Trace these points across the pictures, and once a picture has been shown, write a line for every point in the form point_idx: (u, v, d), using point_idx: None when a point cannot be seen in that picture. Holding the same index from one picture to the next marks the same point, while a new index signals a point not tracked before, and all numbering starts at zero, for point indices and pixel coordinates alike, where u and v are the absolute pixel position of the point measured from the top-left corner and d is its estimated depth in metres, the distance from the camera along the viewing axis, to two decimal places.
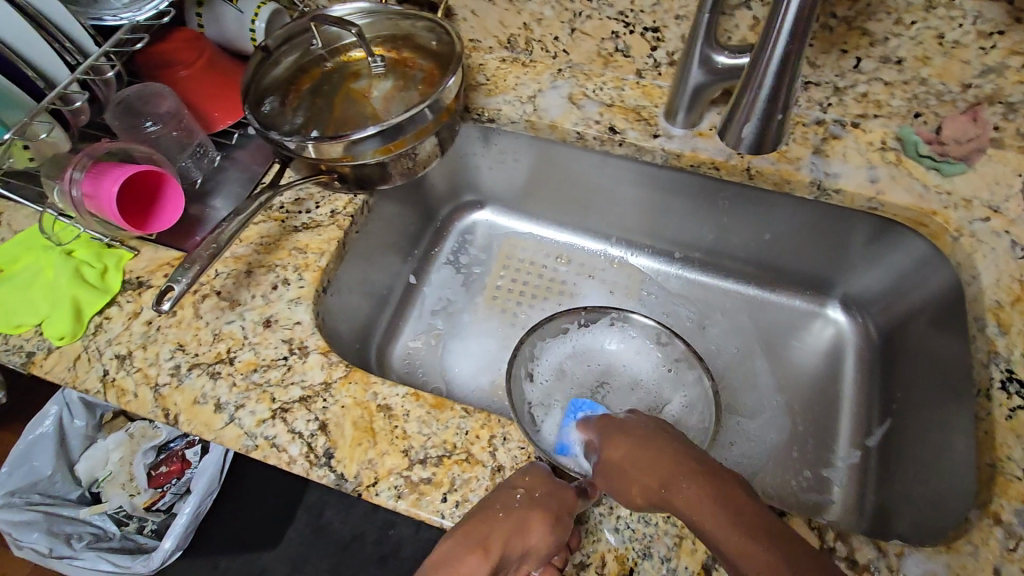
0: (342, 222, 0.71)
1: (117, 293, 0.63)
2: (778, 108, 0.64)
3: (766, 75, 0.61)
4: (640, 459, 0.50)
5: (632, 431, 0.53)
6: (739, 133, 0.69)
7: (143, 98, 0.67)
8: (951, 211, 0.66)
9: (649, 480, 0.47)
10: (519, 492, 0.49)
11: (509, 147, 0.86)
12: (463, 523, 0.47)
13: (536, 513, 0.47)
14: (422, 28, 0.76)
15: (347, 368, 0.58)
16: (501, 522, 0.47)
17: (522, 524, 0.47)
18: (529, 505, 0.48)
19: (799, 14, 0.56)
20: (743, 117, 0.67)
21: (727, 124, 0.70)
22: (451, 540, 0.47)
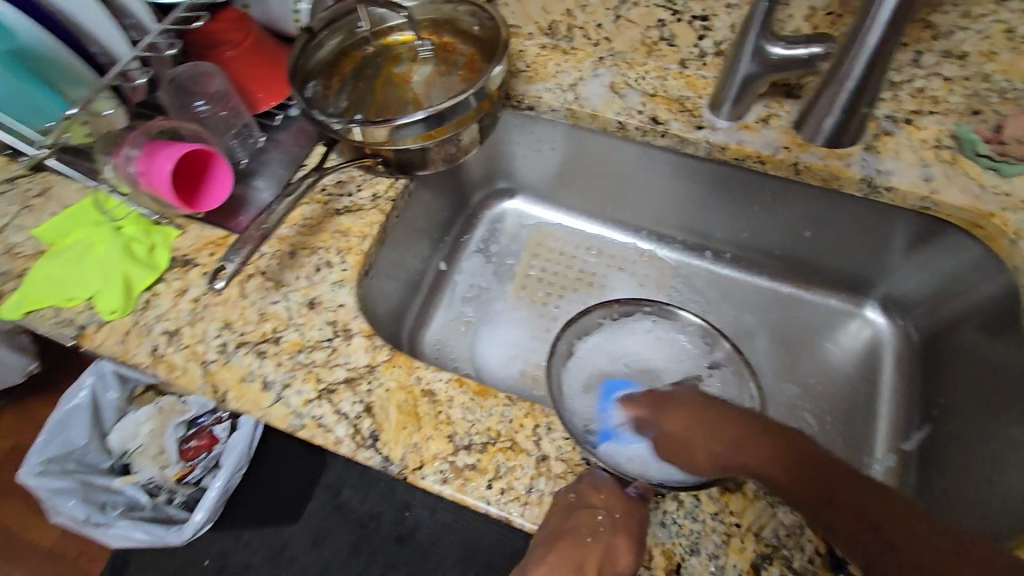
0: (383, 206, 0.70)
1: (165, 270, 0.64)
2: (864, 104, 0.63)
3: (855, 65, 0.60)
4: (701, 422, 0.53)
5: (685, 404, 0.56)
6: (821, 125, 0.67)
7: (194, 78, 0.67)
8: (1009, 213, 0.63)
9: (706, 441, 0.51)
10: (601, 514, 0.48)
11: (546, 136, 0.85)
12: (552, 549, 0.48)
13: (621, 539, 0.47)
14: (464, 12, 0.75)
15: (391, 352, 0.58)
16: (587, 548, 0.48)
17: (609, 551, 0.47)
18: (613, 529, 0.47)
19: (897, 9, 0.55)
20: (826, 112, 0.66)
21: (807, 116, 0.68)
22: (547, 569, 0.48)
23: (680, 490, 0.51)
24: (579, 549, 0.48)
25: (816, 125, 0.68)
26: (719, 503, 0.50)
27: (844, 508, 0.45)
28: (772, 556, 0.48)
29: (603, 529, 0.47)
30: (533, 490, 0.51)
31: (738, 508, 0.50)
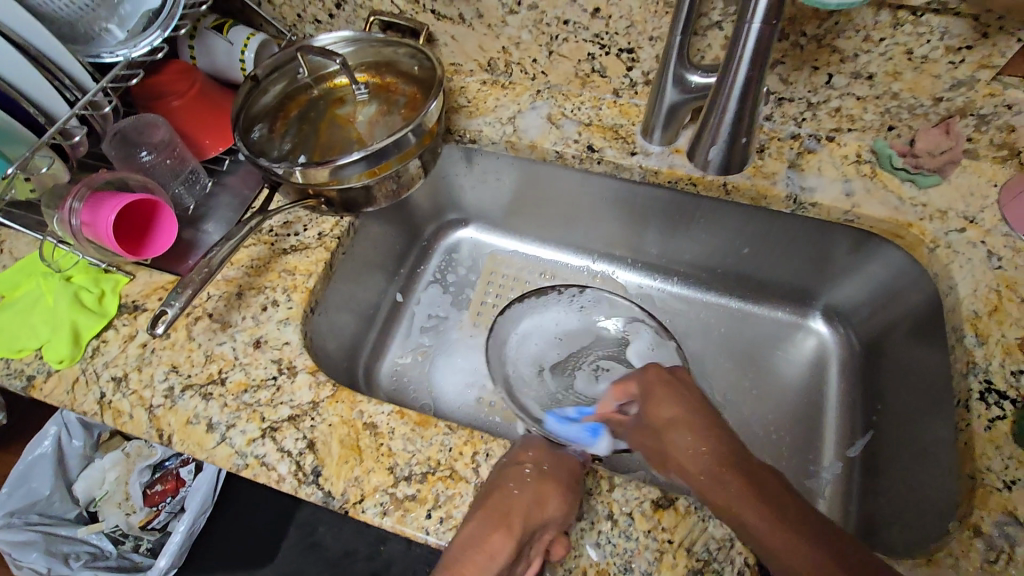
0: (329, 244, 0.72)
1: (113, 317, 0.65)
2: (742, 134, 0.66)
3: (728, 102, 0.62)
4: (685, 423, 0.56)
5: (681, 403, 0.58)
6: (710, 156, 0.70)
7: (138, 129, 0.68)
8: (926, 222, 0.66)
9: (691, 439, 0.55)
10: (528, 466, 0.54)
11: (492, 167, 0.88)
12: (481, 505, 0.50)
13: (548, 484, 0.52)
14: (404, 55, 0.78)
15: (334, 388, 0.60)
16: (514, 499, 0.50)
17: (536, 496, 0.50)
18: (540, 477, 0.52)
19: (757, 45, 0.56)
20: (710, 146, 0.69)
21: (694, 146, 0.71)
22: (475, 522, 0.49)
23: (615, 509, 0.52)
24: (507, 500, 0.50)
25: (705, 157, 0.71)
26: (652, 520, 0.51)
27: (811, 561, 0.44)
28: (702, 571, 0.49)
29: (531, 476, 0.53)
30: None
31: (670, 525, 0.51)
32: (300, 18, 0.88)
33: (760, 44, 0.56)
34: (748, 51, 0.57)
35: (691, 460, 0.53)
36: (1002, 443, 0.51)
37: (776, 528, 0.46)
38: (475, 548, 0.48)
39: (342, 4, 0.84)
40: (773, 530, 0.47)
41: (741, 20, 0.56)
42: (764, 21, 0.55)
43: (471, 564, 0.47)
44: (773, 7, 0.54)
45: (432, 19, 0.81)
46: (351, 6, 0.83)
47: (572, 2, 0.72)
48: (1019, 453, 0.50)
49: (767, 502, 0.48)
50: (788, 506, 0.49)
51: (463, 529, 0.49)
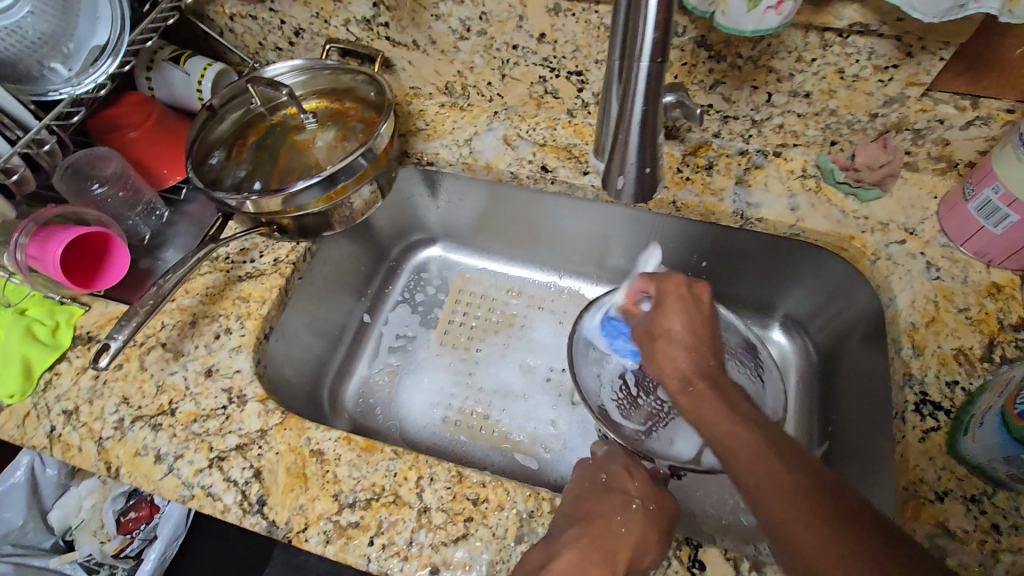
0: (284, 270, 0.73)
1: (67, 349, 0.66)
2: (651, 156, 0.47)
3: (630, 131, 0.46)
4: (674, 336, 0.62)
5: (682, 315, 0.63)
6: (621, 180, 0.49)
7: (92, 162, 0.69)
8: (868, 235, 0.67)
9: (684, 353, 0.61)
10: (635, 502, 0.53)
11: (455, 188, 0.90)
12: (586, 535, 0.48)
13: (653, 528, 0.51)
14: (362, 81, 0.79)
15: (282, 416, 0.60)
16: (621, 535, 0.49)
17: (641, 540, 0.49)
18: (646, 518, 0.51)
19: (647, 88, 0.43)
20: (620, 162, 0.48)
21: (610, 161, 0.47)
22: (580, 558, 0.46)
23: None
24: (610, 534, 0.49)
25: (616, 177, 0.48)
26: None
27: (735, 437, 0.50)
28: None
29: (637, 513, 0.51)
30: (412, 544, 0.52)
31: None
32: (261, 46, 0.89)
33: (652, 84, 0.43)
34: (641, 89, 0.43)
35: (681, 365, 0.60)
36: (934, 453, 0.53)
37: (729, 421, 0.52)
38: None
39: (300, 32, 0.84)
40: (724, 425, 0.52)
41: (626, 57, 0.42)
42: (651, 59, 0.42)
43: None
44: (660, 42, 0.41)
45: (387, 45, 0.82)
46: (310, 34, 0.84)
47: (519, 27, 0.73)
48: (950, 464, 0.52)
49: (729, 406, 0.53)
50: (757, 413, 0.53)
51: (562, 564, 0.46)
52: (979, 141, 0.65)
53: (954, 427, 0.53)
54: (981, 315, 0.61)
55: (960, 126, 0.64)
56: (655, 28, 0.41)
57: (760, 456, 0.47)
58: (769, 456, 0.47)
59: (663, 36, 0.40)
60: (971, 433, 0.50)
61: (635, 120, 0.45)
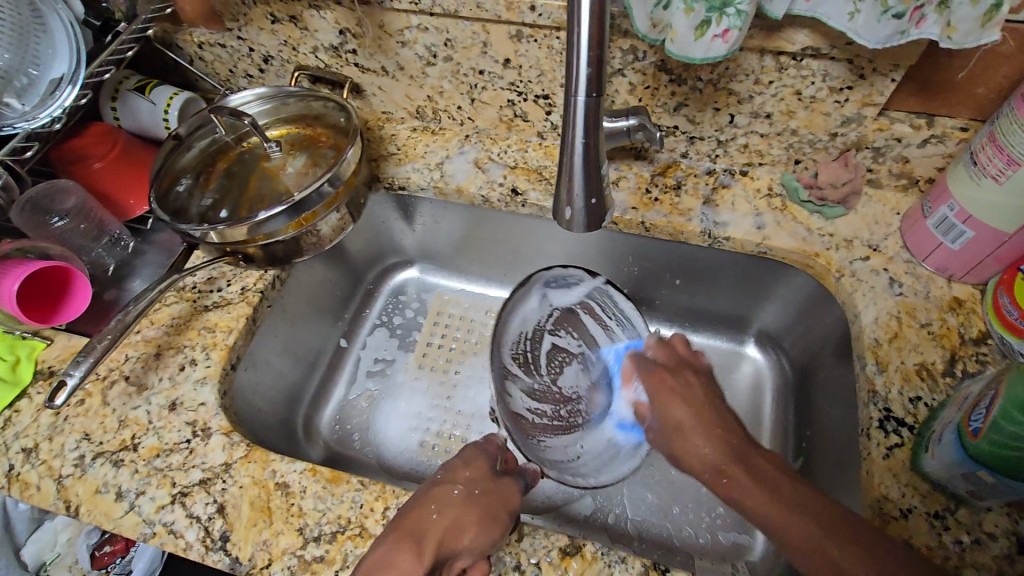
0: (252, 298, 0.72)
1: (27, 385, 0.65)
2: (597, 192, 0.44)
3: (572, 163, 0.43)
4: (687, 426, 0.59)
5: (686, 400, 0.61)
6: (568, 214, 0.46)
7: (50, 196, 0.67)
8: (833, 252, 0.68)
9: (705, 444, 0.57)
10: (458, 488, 0.56)
11: (429, 211, 0.91)
12: (396, 527, 0.51)
13: (468, 508, 0.53)
14: (332, 108, 0.79)
15: (247, 448, 0.59)
16: (431, 522, 0.52)
17: (454, 524, 0.52)
18: (466, 500, 0.54)
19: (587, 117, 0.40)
20: (566, 197, 0.45)
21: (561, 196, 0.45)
22: (385, 547, 0.49)
23: (523, 560, 0.53)
24: (422, 522, 0.51)
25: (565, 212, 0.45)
26: (559, 569, 0.52)
27: (806, 536, 0.47)
28: None
29: (458, 498, 0.55)
30: None
31: (577, 572, 0.52)
32: (232, 72, 0.89)
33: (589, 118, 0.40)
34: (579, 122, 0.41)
35: (710, 451, 0.56)
36: (899, 471, 0.53)
37: (788, 519, 0.49)
38: (382, 573, 0.47)
39: (269, 59, 0.84)
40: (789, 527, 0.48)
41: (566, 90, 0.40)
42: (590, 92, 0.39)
43: None
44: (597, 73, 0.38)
45: (356, 71, 0.81)
46: (279, 61, 0.84)
47: (484, 54, 0.72)
48: (914, 481, 0.53)
49: (780, 497, 0.50)
50: (786, 483, 0.52)
51: (374, 552, 0.50)
52: (937, 158, 0.66)
53: (917, 443, 0.54)
54: (943, 329, 0.61)
55: (916, 144, 0.65)
56: (590, 59, 0.38)
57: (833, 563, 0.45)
58: (838, 552, 0.45)
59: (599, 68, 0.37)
60: (930, 450, 0.51)
61: (576, 152, 0.43)
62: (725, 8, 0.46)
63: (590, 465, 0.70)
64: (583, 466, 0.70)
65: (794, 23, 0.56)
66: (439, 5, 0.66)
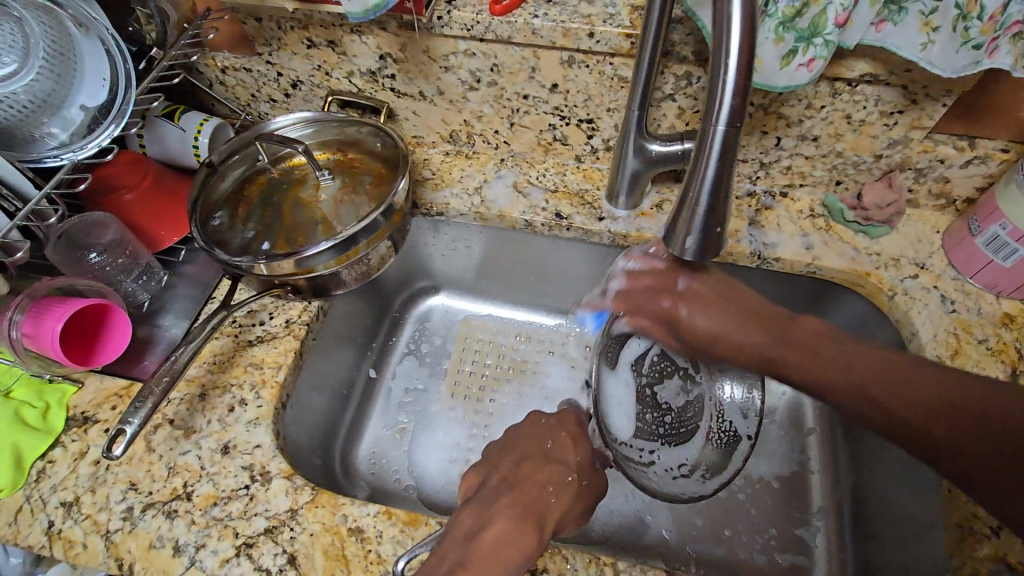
0: (297, 331, 0.69)
1: (61, 433, 0.60)
2: (719, 224, 0.42)
3: (699, 192, 0.40)
4: (699, 311, 0.59)
5: (699, 297, 0.59)
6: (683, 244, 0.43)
7: (86, 229, 0.64)
8: (882, 271, 0.70)
9: (712, 317, 0.58)
10: (572, 476, 0.58)
11: (460, 235, 0.87)
12: (518, 503, 0.53)
13: (577, 500, 0.57)
14: (367, 133, 0.76)
15: (313, 492, 0.56)
16: (550, 506, 0.54)
17: (566, 510, 0.55)
18: (576, 491, 0.58)
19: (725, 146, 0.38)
20: (686, 226, 0.42)
21: (674, 228, 0.43)
22: (512, 522, 0.50)
23: None
24: (542, 504, 0.54)
25: (677, 242, 0.43)
26: None
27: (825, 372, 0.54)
28: None
29: (571, 485, 0.57)
30: None
31: None
32: (254, 97, 0.83)
33: (730, 147, 0.38)
34: (716, 149, 0.38)
35: (752, 354, 0.58)
36: None
37: (825, 367, 0.54)
38: (510, 548, 0.48)
39: (298, 84, 0.80)
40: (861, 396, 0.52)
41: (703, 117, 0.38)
42: (731, 122, 0.37)
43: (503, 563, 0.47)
44: (739, 103, 0.37)
45: (392, 96, 0.79)
46: (308, 86, 0.80)
47: (531, 78, 0.72)
48: None
49: (821, 355, 0.55)
50: (835, 346, 0.55)
51: (495, 523, 0.50)
52: (977, 179, 0.68)
53: None
54: (1000, 345, 0.64)
55: (959, 165, 0.67)
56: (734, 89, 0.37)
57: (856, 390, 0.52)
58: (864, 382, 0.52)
59: (743, 101, 0.36)
60: None
61: (707, 181, 0.39)
62: (813, 37, 0.48)
63: (656, 475, 0.72)
64: (651, 474, 0.72)
65: (854, 52, 0.58)
66: (492, 31, 0.66)
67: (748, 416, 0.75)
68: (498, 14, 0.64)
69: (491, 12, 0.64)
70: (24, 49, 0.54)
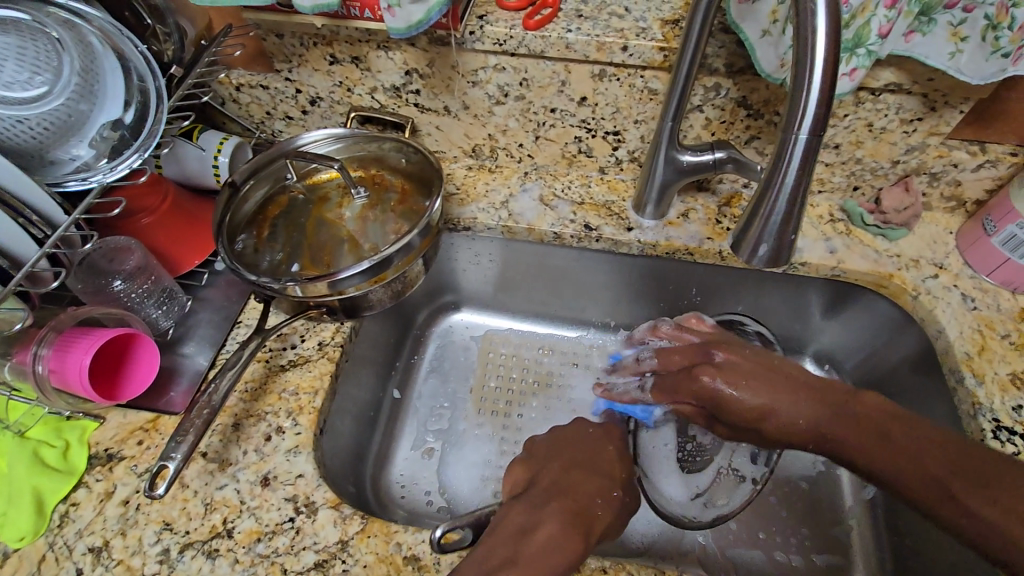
0: (332, 353, 0.66)
1: (83, 473, 0.57)
2: (792, 230, 0.44)
3: (776, 200, 0.43)
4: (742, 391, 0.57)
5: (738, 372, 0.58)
6: (753, 252, 0.46)
7: (107, 255, 0.62)
8: (905, 272, 0.72)
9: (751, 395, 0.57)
10: (616, 492, 0.57)
11: (483, 250, 0.86)
12: (562, 511, 0.52)
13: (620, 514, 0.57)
14: (391, 149, 0.74)
15: (363, 521, 0.54)
16: (596, 516, 0.54)
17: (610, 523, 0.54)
18: (619, 506, 0.57)
19: (804, 156, 0.41)
20: (757, 234, 0.45)
21: (743, 234, 0.46)
22: (559, 528, 0.50)
23: None
24: (587, 513, 0.53)
25: (749, 249, 0.46)
26: None
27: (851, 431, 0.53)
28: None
29: (617, 499, 0.57)
30: None
31: None
32: (269, 115, 0.81)
33: (810, 154, 0.40)
34: (797, 159, 0.41)
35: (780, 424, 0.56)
36: None
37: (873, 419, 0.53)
38: (556, 554, 0.47)
39: (317, 101, 0.78)
40: (889, 442, 0.51)
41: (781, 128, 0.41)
42: (812, 132, 0.40)
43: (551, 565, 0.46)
44: (821, 114, 0.39)
45: (416, 111, 0.78)
46: (328, 102, 0.78)
47: (560, 92, 0.72)
48: None
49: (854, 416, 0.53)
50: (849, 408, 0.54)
51: (542, 526, 0.50)
52: (988, 181, 0.71)
53: None
54: (1022, 338, 0.67)
55: (971, 169, 0.70)
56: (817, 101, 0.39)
57: (889, 446, 0.51)
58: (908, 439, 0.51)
59: (826, 112, 0.39)
60: None
61: (783, 189, 0.42)
62: (856, 48, 0.52)
63: (675, 506, 0.68)
64: (670, 504, 0.68)
65: (880, 63, 0.61)
66: (525, 46, 0.66)
67: (757, 461, 0.72)
68: (532, 29, 0.64)
69: (525, 26, 0.64)
70: (54, 70, 0.52)
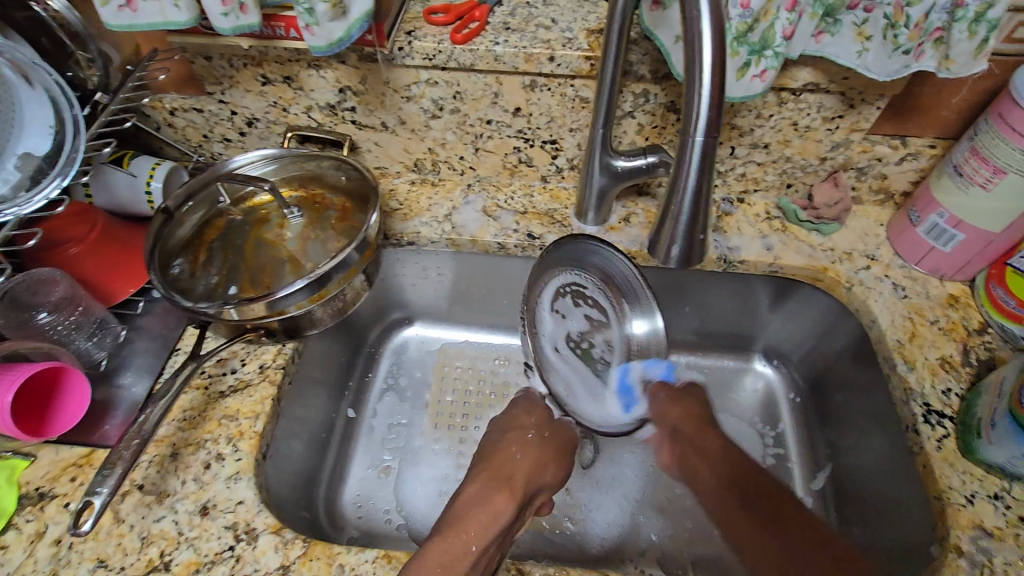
0: (273, 376, 0.66)
1: (13, 514, 0.55)
2: (701, 230, 0.45)
3: (683, 202, 0.44)
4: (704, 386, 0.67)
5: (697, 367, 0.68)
6: (667, 252, 0.47)
7: (31, 288, 0.60)
8: (838, 265, 0.74)
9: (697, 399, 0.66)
10: (530, 433, 0.64)
11: (431, 264, 0.86)
12: (482, 476, 0.58)
13: (549, 455, 0.62)
14: (329, 167, 0.74)
15: (305, 545, 0.54)
16: (517, 463, 0.60)
17: (538, 464, 0.61)
18: (543, 443, 0.63)
19: (704, 157, 0.42)
20: (669, 236, 0.46)
21: (657, 236, 0.47)
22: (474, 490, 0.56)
23: None
24: (509, 468, 0.59)
25: (663, 252, 0.47)
26: None
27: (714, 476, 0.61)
28: None
29: (532, 441, 0.63)
30: None
31: None
32: (206, 138, 0.80)
33: (708, 157, 0.42)
34: (697, 160, 0.42)
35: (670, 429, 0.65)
36: (952, 460, 0.59)
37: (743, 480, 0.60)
38: (478, 506, 0.54)
39: (254, 122, 0.77)
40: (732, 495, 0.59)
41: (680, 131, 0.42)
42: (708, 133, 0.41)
43: (474, 519, 0.53)
44: (715, 115, 0.41)
45: (353, 129, 0.78)
46: (265, 123, 0.78)
47: (494, 104, 0.73)
48: (970, 467, 0.59)
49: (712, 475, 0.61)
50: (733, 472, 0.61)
51: (465, 493, 0.57)
52: (911, 173, 0.73)
53: (962, 431, 0.60)
54: (949, 324, 0.69)
55: (894, 162, 0.72)
56: (710, 104, 0.41)
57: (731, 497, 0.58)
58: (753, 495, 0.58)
59: (718, 114, 0.40)
60: (986, 436, 0.57)
61: (687, 189, 0.43)
62: (764, 50, 0.54)
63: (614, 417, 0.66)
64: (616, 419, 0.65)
65: (797, 64, 0.63)
66: (455, 59, 0.67)
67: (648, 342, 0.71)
68: (460, 43, 0.65)
69: (454, 41, 0.65)
70: None
